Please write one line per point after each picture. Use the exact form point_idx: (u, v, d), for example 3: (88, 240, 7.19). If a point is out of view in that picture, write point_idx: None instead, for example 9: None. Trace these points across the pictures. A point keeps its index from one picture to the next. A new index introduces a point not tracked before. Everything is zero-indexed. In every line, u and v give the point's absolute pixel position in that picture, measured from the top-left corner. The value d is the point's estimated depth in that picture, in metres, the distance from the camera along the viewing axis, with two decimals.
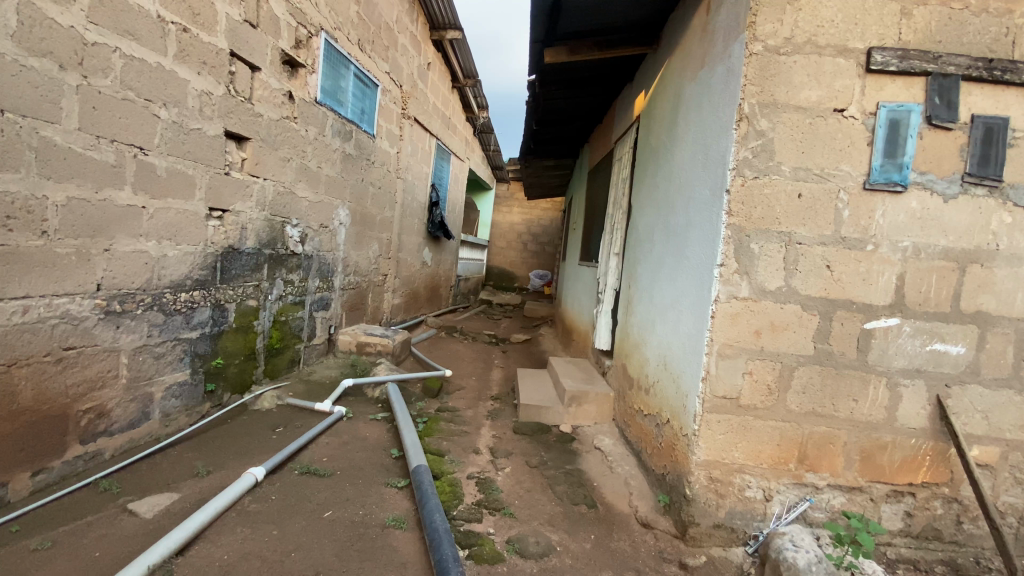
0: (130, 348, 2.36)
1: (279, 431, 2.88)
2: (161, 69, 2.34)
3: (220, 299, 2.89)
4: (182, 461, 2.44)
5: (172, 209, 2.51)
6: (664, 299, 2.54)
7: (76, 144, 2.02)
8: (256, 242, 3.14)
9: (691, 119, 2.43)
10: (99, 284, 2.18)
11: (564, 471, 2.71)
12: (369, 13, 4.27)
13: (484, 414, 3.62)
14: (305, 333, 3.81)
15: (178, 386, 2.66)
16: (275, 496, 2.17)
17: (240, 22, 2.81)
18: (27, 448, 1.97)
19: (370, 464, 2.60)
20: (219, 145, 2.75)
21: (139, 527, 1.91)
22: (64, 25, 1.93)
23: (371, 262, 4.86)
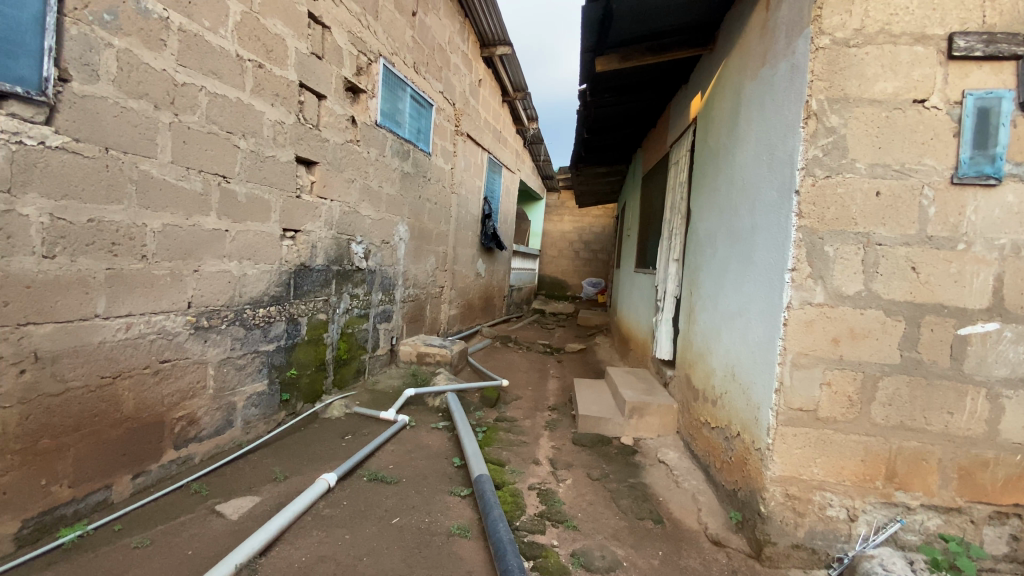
0: (216, 360, 2.56)
1: (347, 438, 3.01)
2: (239, 103, 2.55)
3: (294, 313, 3.07)
4: (262, 467, 2.60)
5: (251, 231, 2.70)
6: (730, 306, 2.44)
7: (170, 175, 2.23)
8: (325, 259, 3.33)
9: (754, 118, 2.33)
10: (190, 301, 2.39)
11: (628, 485, 2.65)
12: (423, 36, 4.45)
13: (542, 424, 3.60)
14: (369, 344, 3.97)
15: (257, 396, 2.85)
16: (347, 503, 2.27)
17: (307, 54, 3.01)
18: (128, 453, 2.18)
19: (434, 472, 2.65)
20: (291, 169, 2.94)
21: (226, 527, 2.05)
22: (158, 69, 2.14)
23: (429, 274, 5.01)
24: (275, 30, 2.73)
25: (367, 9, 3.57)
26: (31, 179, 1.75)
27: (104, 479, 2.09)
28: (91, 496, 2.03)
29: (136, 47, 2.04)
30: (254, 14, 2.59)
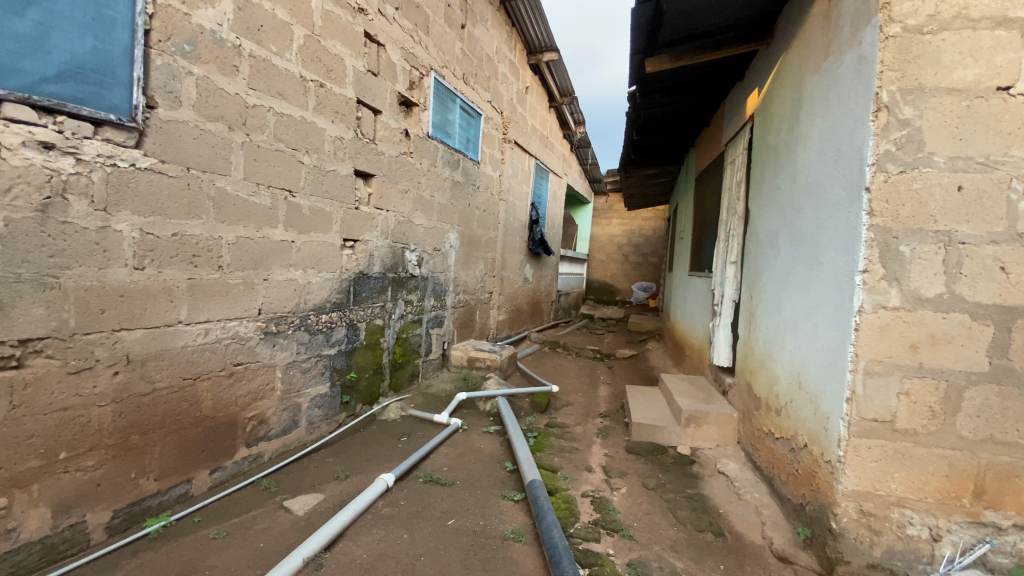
0: (284, 363, 2.71)
1: (403, 440, 3.10)
2: (303, 121, 2.70)
3: (353, 319, 3.21)
4: (324, 466, 2.72)
5: (315, 242, 2.85)
6: (795, 311, 2.33)
7: (242, 191, 2.39)
8: (381, 267, 3.45)
9: (818, 113, 2.23)
10: (260, 308, 2.54)
11: (686, 496, 2.58)
12: (472, 47, 4.55)
13: (594, 431, 3.57)
14: (422, 348, 4.07)
15: (320, 398, 2.99)
16: (405, 503, 2.34)
17: (364, 72, 3.15)
18: (206, 450, 2.34)
19: (487, 476, 2.68)
20: (349, 182, 3.08)
21: (293, 522, 2.17)
22: (231, 93, 2.31)
23: (478, 280, 5.08)
24: (335, 50, 2.89)
25: (418, 25, 3.70)
26: (124, 198, 1.93)
27: (186, 473, 2.26)
28: (173, 489, 2.20)
29: (213, 74, 2.22)
30: (316, 37, 2.75)
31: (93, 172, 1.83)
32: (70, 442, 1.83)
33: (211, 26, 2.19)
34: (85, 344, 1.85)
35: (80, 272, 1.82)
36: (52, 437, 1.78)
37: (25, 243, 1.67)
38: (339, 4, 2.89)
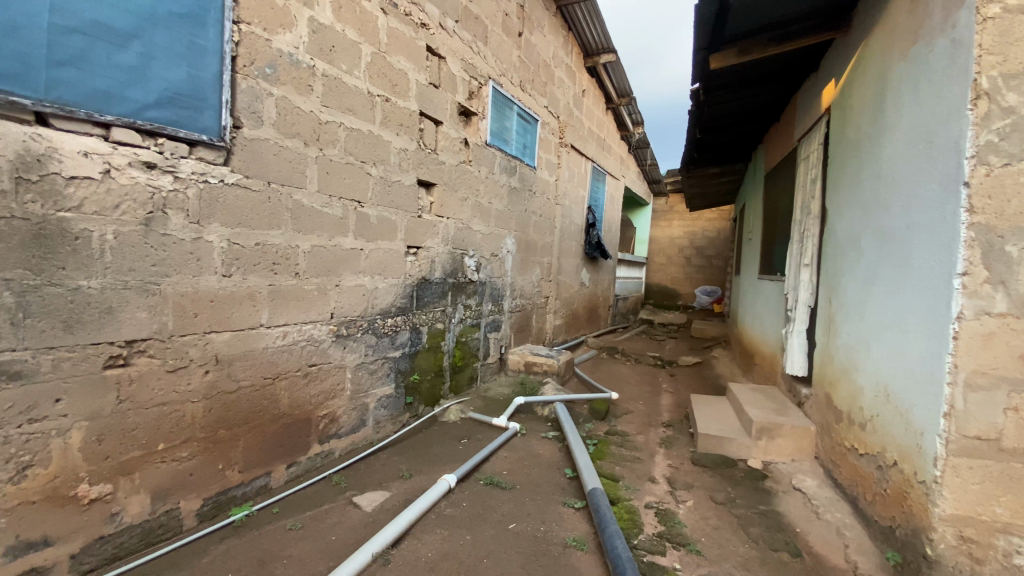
0: (353, 365, 2.84)
1: (464, 442, 3.16)
2: (370, 135, 2.84)
3: (416, 322, 3.32)
4: (390, 464, 2.82)
5: (381, 250, 2.98)
6: (882, 317, 2.16)
7: (316, 203, 2.55)
8: (442, 272, 3.55)
9: (905, 104, 2.07)
10: (332, 312, 2.69)
11: (758, 512, 2.45)
12: (529, 54, 4.59)
13: (657, 441, 3.47)
14: (481, 352, 4.14)
15: (386, 398, 3.11)
16: (467, 504, 2.38)
17: (426, 85, 3.26)
18: (284, 445, 2.50)
19: (547, 482, 2.68)
20: (413, 192, 3.20)
21: (363, 518, 2.27)
22: (307, 111, 2.46)
23: (535, 285, 5.10)
24: (399, 66, 3.01)
25: (477, 36, 3.78)
26: (214, 212, 2.10)
27: (266, 466, 2.42)
28: (255, 481, 2.37)
29: (290, 94, 2.38)
30: (382, 54, 2.88)
31: (189, 189, 2.01)
32: (168, 434, 2.02)
33: (289, 50, 2.35)
34: (181, 344, 2.03)
35: (177, 280, 2.00)
36: (152, 429, 1.97)
37: (132, 254, 1.86)
38: (402, 21, 3.02)
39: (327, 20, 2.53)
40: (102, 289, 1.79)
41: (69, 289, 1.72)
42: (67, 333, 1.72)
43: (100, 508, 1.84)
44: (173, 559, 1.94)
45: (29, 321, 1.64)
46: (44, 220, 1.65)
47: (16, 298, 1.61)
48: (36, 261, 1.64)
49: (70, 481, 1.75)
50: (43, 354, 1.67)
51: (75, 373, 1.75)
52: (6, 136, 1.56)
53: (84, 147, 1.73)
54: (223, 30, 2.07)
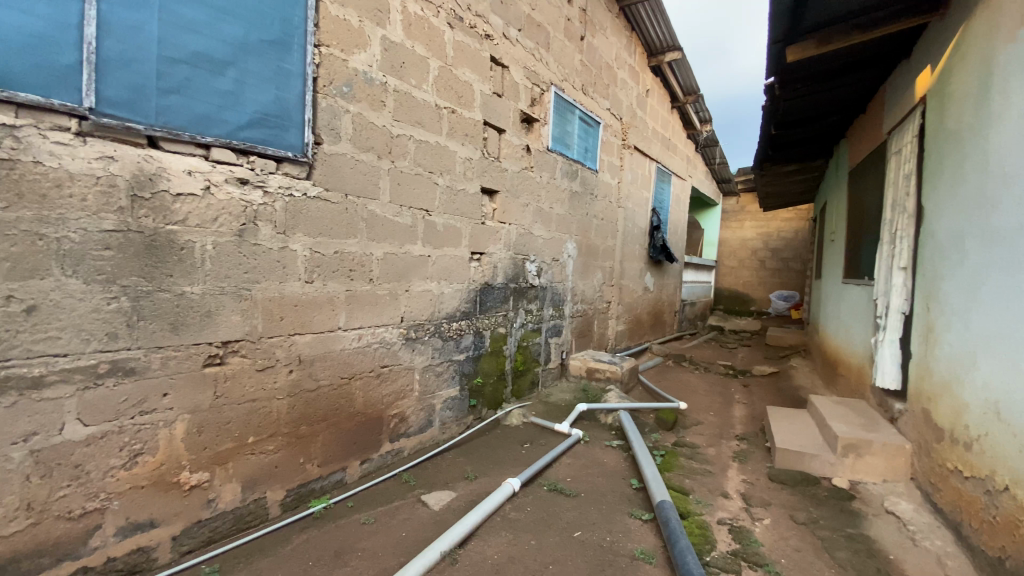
0: (421, 367, 2.94)
1: (526, 447, 3.18)
2: (437, 145, 2.94)
3: (480, 327, 3.39)
4: (456, 465, 2.90)
5: (447, 256, 3.07)
6: (991, 325, 1.94)
7: (389, 213, 2.67)
8: (504, 278, 3.60)
9: (1014, 90, 1.86)
10: (402, 316, 2.80)
11: (845, 535, 2.27)
12: (591, 57, 4.57)
13: (730, 454, 3.31)
14: (542, 357, 4.14)
15: (451, 400, 3.19)
16: (531, 509, 2.39)
17: (490, 94, 3.33)
18: (358, 442, 2.63)
19: (612, 491, 2.63)
20: (477, 200, 3.27)
21: (431, 516, 2.34)
22: (380, 125, 2.60)
23: (597, 290, 5.04)
24: (465, 77, 3.10)
25: (540, 43, 3.82)
26: (298, 223, 2.26)
27: (341, 462, 2.55)
28: (332, 475, 2.51)
29: (366, 111, 2.52)
30: (448, 67, 2.98)
31: (276, 203, 2.18)
32: (257, 428, 2.19)
33: (364, 69, 2.49)
34: (269, 345, 2.20)
35: (266, 286, 2.17)
36: (243, 423, 2.14)
37: (228, 262, 2.04)
38: (468, 34, 3.11)
39: (398, 38, 2.66)
40: (202, 294, 1.97)
41: (175, 295, 1.91)
42: (174, 334, 1.91)
43: (198, 494, 2.03)
44: (260, 544, 2.10)
45: (142, 323, 1.83)
46: (155, 233, 1.84)
47: (132, 302, 1.80)
48: (148, 269, 1.83)
49: (174, 468, 1.94)
50: (153, 352, 1.86)
51: (179, 370, 1.94)
52: (124, 159, 1.76)
53: (188, 167, 1.92)
54: (306, 53, 2.24)
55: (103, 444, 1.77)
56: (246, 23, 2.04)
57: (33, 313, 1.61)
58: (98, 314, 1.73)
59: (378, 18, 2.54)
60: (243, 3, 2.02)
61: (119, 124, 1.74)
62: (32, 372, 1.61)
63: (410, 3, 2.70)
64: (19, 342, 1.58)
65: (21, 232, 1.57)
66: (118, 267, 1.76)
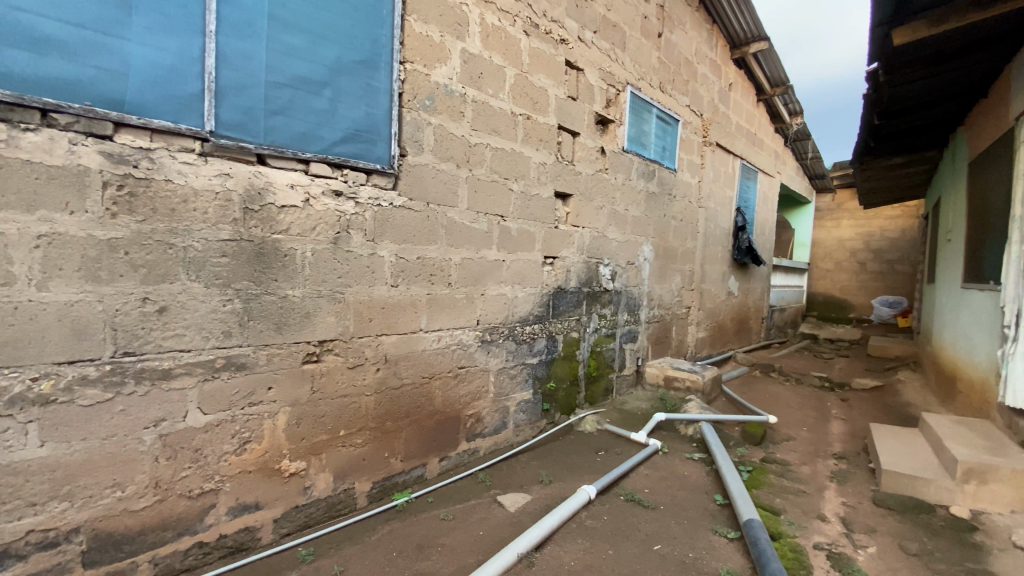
0: (496, 369, 3.00)
1: (601, 454, 3.13)
2: (513, 152, 2.99)
3: (553, 331, 3.39)
4: (530, 468, 2.91)
5: (522, 260, 3.10)
6: None
7: (467, 219, 2.76)
8: (578, 281, 3.57)
9: None
10: (478, 319, 2.87)
11: (967, 572, 2.02)
12: (669, 54, 4.42)
13: (826, 474, 3.05)
14: (616, 363, 4.06)
15: (525, 403, 3.21)
16: (608, 517, 2.35)
17: (565, 98, 3.33)
18: (437, 440, 2.72)
19: (693, 506, 2.52)
20: (550, 204, 3.28)
21: (507, 517, 2.38)
22: (459, 136, 2.69)
23: (675, 294, 4.85)
24: (540, 83, 3.13)
25: (615, 43, 3.76)
26: (385, 231, 2.40)
27: (422, 458, 2.66)
28: (413, 470, 2.62)
29: (446, 122, 2.62)
30: (524, 74, 3.02)
31: (367, 212, 2.32)
32: (347, 422, 2.34)
33: (444, 81, 2.59)
34: (359, 345, 2.35)
35: (357, 289, 2.32)
36: (335, 417, 2.30)
37: (325, 268, 2.21)
38: (543, 40, 3.13)
39: (477, 49, 2.73)
40: (302, 297, 2.15)
41: (279, 297, 2.09)
42: (278, 333, 2.10)
43: (296, 480, 2.20)
44: (349, 532, 2.24)
45: (251, 323, 2.03)
46: (264, 242, 2.03)
47: (243, 304, 2.00)
48: (257, 275, 2.02)
49: (276, 456, 2.13)
50: (260, 349, 2.05)
51: (282, 366, 2.12)
52: (238, 175, 1.96)
53: (290, 181, 2.10)
54: (392, 71, 2.37)
55: (217, 431, 1.97)
56: (340, 46, 2.20)
57: (165, 313, 1.83)
58: (216, 314, 1.93)
59: (457, 32, 2.63)
60: (337, 28, 2.18)
61: (234, 144, 1.94)
62: (162, 365, 1.83)
63: (487, 15, 2.77)
64: (152, 338, 1.80)
65: (156, 242, 1.79)
66: (232, 273, 1.96)
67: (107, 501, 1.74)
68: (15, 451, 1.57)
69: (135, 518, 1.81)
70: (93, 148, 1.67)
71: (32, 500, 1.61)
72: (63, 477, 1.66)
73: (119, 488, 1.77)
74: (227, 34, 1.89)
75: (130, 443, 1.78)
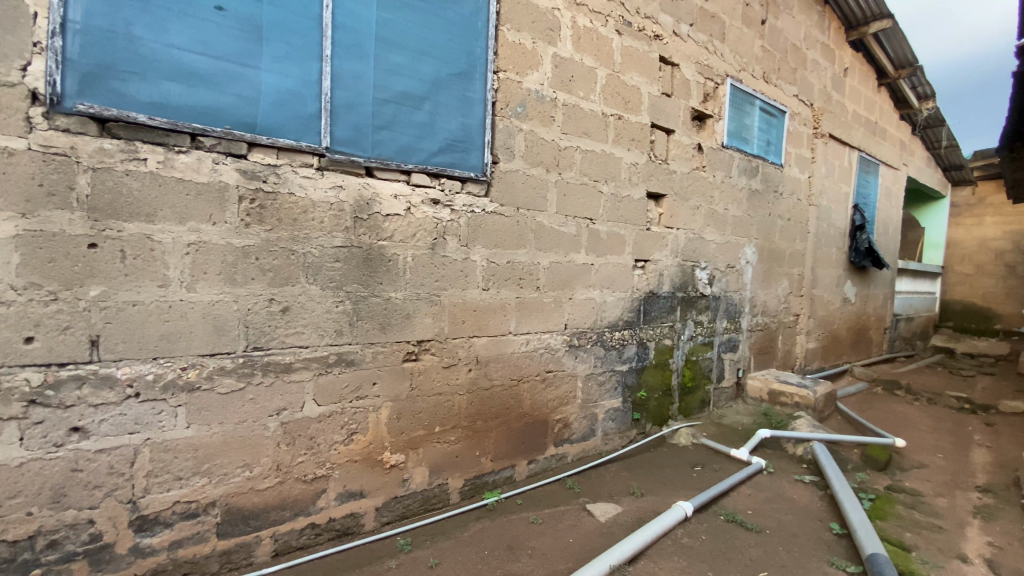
0: (584, 374, 2.96)
1: (697, 470, 2.97)
2: (603, 154, 2.94)
3: (644, 337, 3.27)
4: (621, 479, 2.84)
5: (611, 264, 3.04)
6: None
7: (555, 223, 2.75)
8: (671, 286, 3.42)
9: None
10: (566, 323, 2.86)
11: None
12: (774, 41, 4.11)
13: (967, 509, 2.65)
14: (714, 373, 3.83)
15: (614, 411, 3.14)
16: (707, 537, 2.22)
17: (658, 95, 3.22)
18: (526, 443, 2.74)
19: (805, 533, 2.30)
20: (642, 205, 3.18)
21: (597, 527, 2.34)
22: (550, 140, 2.69)
23: (780, 301, 4.48)
24: (632, 82, 3.05)
25: (714, 34, 3.57)
26: (478, 236, 2.47)
27: (511, 460, 2.69)
28: (503, 471, 2.67)
29: (537, 127, 2.64)
30: (616, 74, 2.96)
31: (461, 218, 2.41)
32: (442, 419, 2.43)
33: (536, 87, 2.62)
34: (452, 346, 2.43)
35: (451, 292, 2.41)
36: (431, 414, 2.40)
37: (423, 272, 2.32)
38: (636, 37, 3.05)
39: (568, 53, 2.73)
40: (403, 299, 2.27)
41: (384, 300, 2.23)
42: (383, 333, 2.23)
43: (396, 472, 2.33)
44: (442, 527, 2.33)
45: (360, 323, 2.18)
46: (371, 248, 2.18)
47: (353, 305, 2.15)
48: (365, 278, 2.17)
49: (378, 448, 2.27)
50: (367, 347, 2.20)
51: (385, 364, 2.25)
52: (349, 187, 2.12)
53: (395, 191, 2.23)
54: (486, 81, 2.44)
55: (330, 421, 2.14)
56: (439, 60, 2.30)
57: (288, 313, 2.02)
58: (330, 314, 2.11)
59: (549, 37, 2.64)
60: (436, 44, 2.29)
61: (346, 158, 2.10)
62: (285, 359, 2.02)
63: (579, 17, 2.76)
64: (276, 335, 2.00)
65: (281, 249, 1.99)
66: (344, 276, 2.13)
67: (238, 479, 1.96)
68: (166, 430, 1.82)
69: (260, 497, 2.01)
70: (232, 166, 1.88)
71: (178, 474, 1.85)
72: (204, 456, 1.89)
73: (248, 468, 1.98)
74: (341, 57, 2.05)
75: (257, 429, 1.98)
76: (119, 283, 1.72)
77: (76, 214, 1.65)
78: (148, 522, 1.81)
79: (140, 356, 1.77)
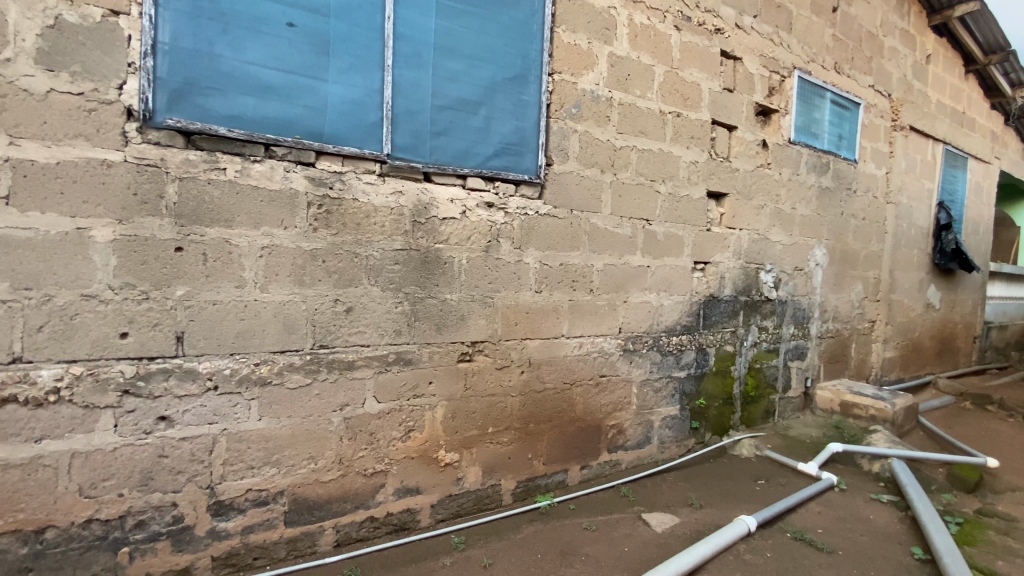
0: (639, 380, 2.89)
1: (760, 483, 2.83)
2: (661, 153, 2.86)
3: (703, 343, 3.16)
4: (677, 489, 2.75)
5: (668, 266, 2.96)
6: None
7: (610, 225, 2.71)
8: (733, 289, 3.28)
9: None
10: (621, 327, 2.81)
11: None
12: (847, 29, 3.86)
13: None
14: (779, 383, 3.64)
15: (671, 419, 3.05)
16: (772, 555, 2.11)
17: (720, 91, 3.10)
18: (579, 447, 2.72)
19: (882, 557, 2.14)
20: (702, 205, 3.07)
21: (653, 537, 2.28)
22: (605, 140, 2.66)
23: (854, 306, 4.19)
24: (692, 78, 2.95)
25: (780, 25, 3.40)
26: (532, 239, 2.47)
27: (563, 464, 2.68)
28: (555, 474, 2.65)
29: (591, 128, 2.61)
30: (674, 70, 2.88)
31: (515, 221, 2.42)
32: (495, 420, 2.45)
33: (591, 88, 2.59)
34: (506, 347, 2.45)
35: (505, 294, 2.42)
36: (485, 415, 2.43)
37: (478, 274, 2.35)
38: (696, 32, 2.95)
39: (625, 51, 2.68)
40: (458, 300, 2.31)
41: (440, 301, 2.27)
42: (439, 334, 2.28)
43: (450, 471, 2.37)
44: (495, 527, 2.35)
45: (417, 324, 2.23)
46: (428, 251, 2.23)
47: (411, 306, 2.21)
48: (422, 280, 2.23)
49: (434, 447, 2.32)
50: (424, 347, 2.26)
51: (441, 364, 2.30)
52: (408, 193, 2.18)
53: (451, 195, 2.28)
54: (541, 83, 2.44)
55: (389, 418, 2.21)
56: (494, 65, 2.33)
57: (351, 313, 2.10)
58: (389, 314, 2.17)
59: (605, 36, 2.61)
60: (492, 49, 2.32)
61: (406, 164, 2.16)
62: (348, 357, 2.11)
63: (636, 15, 2.70)
64: (340, 334, 2.09)
65: (345, 252, 2.07)
66: (403, 278, 2.19)
67: (304, 471, 2.06)
68: (241, 422, 1.94)
69: (324, 489, 2.11)
70: (302, 174, 1.98)
71: (251, 464, 1.97)
72: (273, 447, 2.00)
73: (313, 461, 2.08)
74: (401, 66, 2.12)
75: (322, 423, 2.08)
76: (202, 283, 1.85)
77: (165, 220, 1.79)
78: (224, 508, 1.94)
79: (219, 351, 1.90)
